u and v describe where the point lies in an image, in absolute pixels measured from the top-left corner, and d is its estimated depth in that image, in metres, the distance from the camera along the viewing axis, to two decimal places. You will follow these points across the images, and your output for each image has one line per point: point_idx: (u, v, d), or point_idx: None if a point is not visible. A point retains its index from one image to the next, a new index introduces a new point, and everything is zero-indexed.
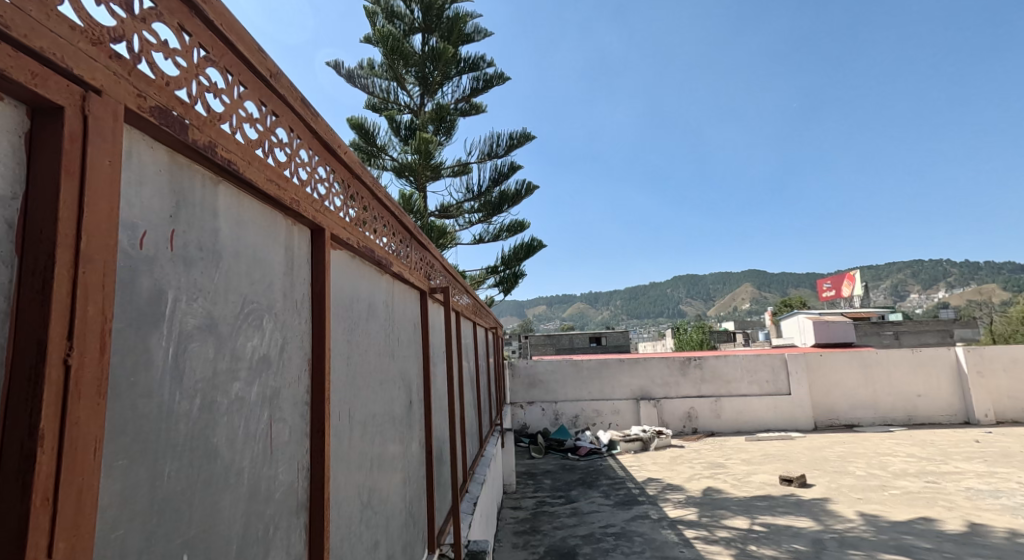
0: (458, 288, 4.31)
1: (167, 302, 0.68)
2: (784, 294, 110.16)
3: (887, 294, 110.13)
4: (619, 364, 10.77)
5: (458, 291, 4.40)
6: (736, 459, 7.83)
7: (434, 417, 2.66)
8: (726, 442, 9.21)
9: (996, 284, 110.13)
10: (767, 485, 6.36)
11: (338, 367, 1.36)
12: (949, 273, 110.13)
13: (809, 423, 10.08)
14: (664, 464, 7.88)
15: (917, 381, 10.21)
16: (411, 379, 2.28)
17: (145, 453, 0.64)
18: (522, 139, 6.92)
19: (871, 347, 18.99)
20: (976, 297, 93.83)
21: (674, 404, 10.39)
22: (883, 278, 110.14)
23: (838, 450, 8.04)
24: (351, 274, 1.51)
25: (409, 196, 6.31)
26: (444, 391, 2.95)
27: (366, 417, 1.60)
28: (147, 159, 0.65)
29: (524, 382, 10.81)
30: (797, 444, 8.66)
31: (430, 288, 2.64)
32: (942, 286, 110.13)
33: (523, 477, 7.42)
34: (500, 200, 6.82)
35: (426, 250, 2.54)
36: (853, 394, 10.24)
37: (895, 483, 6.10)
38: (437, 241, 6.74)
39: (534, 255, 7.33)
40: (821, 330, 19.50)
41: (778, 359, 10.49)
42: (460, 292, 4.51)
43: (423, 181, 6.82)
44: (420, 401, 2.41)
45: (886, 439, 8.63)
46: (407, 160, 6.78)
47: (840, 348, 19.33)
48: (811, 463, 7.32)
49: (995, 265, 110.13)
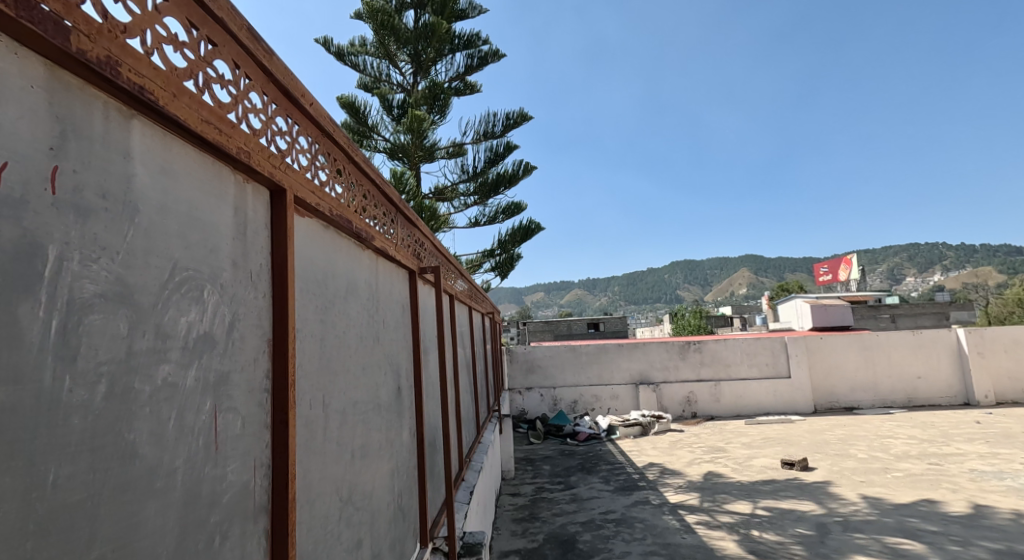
0: (452, 271, 4.15)
1: (47, 260, 0.53)
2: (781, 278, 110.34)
3: (883, 277, 110.34)
4: (618, 348, 10.67)
5: (452, 274, 4.24)
6: (736, 443, 7.75)
7: (426, 404, 2.51)
8: (726, 426, 9.15)
9: (992, 266, 110.39)
10: (768, 469, 6.28)
11: (309, 350, 1.22)
12: (945, 256, 110.31)
13: (808, 406, 10.01)
14: (664, 448, 7.81)
15: (917, 363, 10.13)
16: (400, 364, 2.14)
17: (9, 457, 0.49)
18: (518, 119, 6.72)
19: (868, 330, 18.94)
20: (972, 279, 94.10)
21: (674, 389, 10.31)
22: (880, 262, 110.26)
23: (839, 433, 7.96)
24: (324, 246, 1.35)
25: (401, 176, 6.11)
26: (436, 379, 2.82)
27: (346, 405, 1.45)
28: (8, 67, 0.51)
29: (522, 367, 10.72)
30: (797, 427, 8.59)
31: (419, 268, 2.49)
32: (939, 268, 110.36)
33: (522, 464, 7.34)
34: (496, 181, 6.62)
35: (414, 227, 2.37)
36: (853, 376, 10.16)
37: (898, 465, 6.02)
38: (431, 224, 6.56)
39: (531, 237, 7.15)
40: (819, 313, 19.41)
41: (778, 342, 10.39)
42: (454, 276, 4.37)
43: (416, 162, 6.62)
44: (410, 388, 2.27)
45: (886, 422, 8.56)
46: (399, 140, 6.57)
47: (837, 331, 19.31)
48: (813, 447, 7.25)
49: (991, 248, 110.30)
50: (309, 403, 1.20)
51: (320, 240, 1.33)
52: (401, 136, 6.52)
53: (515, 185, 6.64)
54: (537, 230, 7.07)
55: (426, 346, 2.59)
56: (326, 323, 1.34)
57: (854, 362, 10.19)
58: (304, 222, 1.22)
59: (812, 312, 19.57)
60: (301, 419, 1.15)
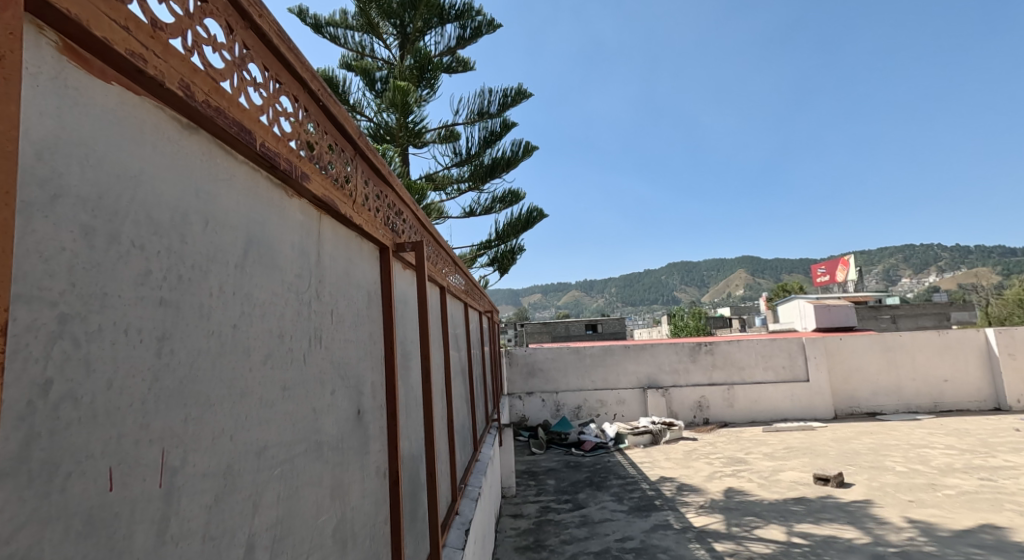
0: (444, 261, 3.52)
1: None
2: (779, 279, 110.05)
3: (882, 279, 110.16)
4: (624, 350, 10.06)
5: (445, 264, 3.62)
6: (757, 454, 7.15)
7: (403, 426, 1.86)
8: (742, 434, 8.56)
9: (990, 267, 110.27)
10: (799, 486, 5.65)
11: (112, 365, 0.57)
12: (943, 257, 110.15)
13: (828, 412, 9.44)
14: (678, 461, 7.18)
15: (944, 366, 9.53)
16: (364, 377, 1.50)
17: None
18: (517, 96, 6.10)
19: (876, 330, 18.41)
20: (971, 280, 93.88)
21: (684, 393, 9.73)
22: (877, 263, 110.12)
23: (867, 443, 7.36)
24: (179, 161, 0.71)
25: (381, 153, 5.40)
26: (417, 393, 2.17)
27: (235, 459, 0.80)
28: None
29: (522, 371, 10.10)
30: (821, 435, 7.98)
31: (395, 245, 1.85)
32: (938, 270, 110.15)
33: (523, 479, 6.71)
34: (493, 165, 5.98)
35: (386, 187, 1.74)
36: (876, 380, 9.56)
37: (946, 481, 5.40)
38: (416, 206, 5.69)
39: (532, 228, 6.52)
40: (823, 314, 18.87)
41: (795, 343, 9.80)
42: (447, 268, 3.76)
43: (404, 144, 5.97)
44: (380, 408, 1.63)
45: (916, 429, 7.95)
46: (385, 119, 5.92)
47: (842, 331, 18.85)
48: (843, 459, 6.64)
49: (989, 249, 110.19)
50: (109, 477, 0.55)
51: (162, 145, 0.68)
52: (386, 114, 5.87)
53: (514, 168, 5.99)
54: (539, 219, 6.44)
55: (403, 350, 1.93)
56: (180, 307, 0.69)
57: (877, 364, 9.59)
58: (94, 85, 0.58)
59: (817, 314, 19.07)
60: (67, 520, 0.50)
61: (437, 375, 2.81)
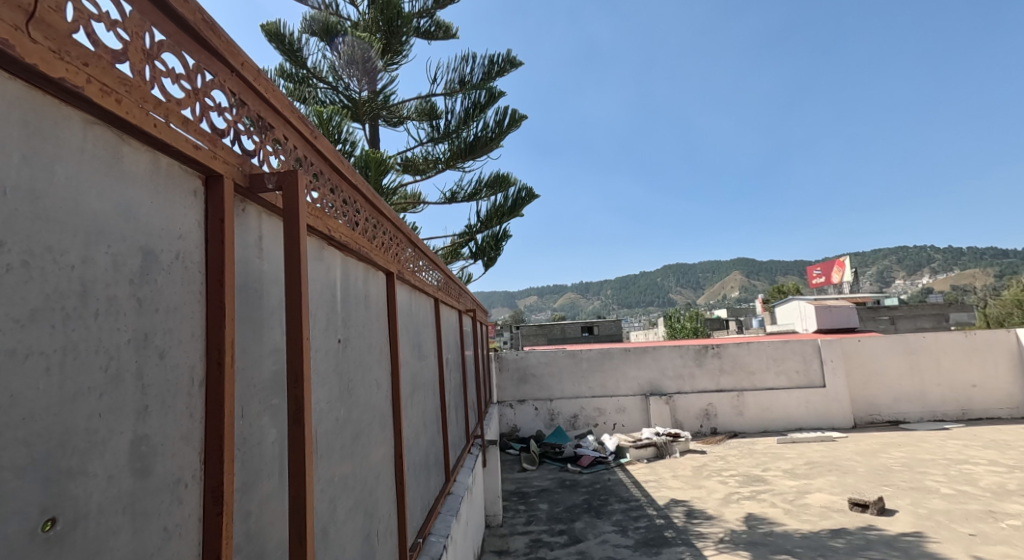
0: (402, 246, 2.72)
1: None
2: (774, 279, 110.12)
3: (876, 280, 110.24)
4: (624, 354, 9.30)
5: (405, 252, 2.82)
6: (776, 471, 6.36)
7: (255, 499, 1.03)
8: (755, 446, 7.78)
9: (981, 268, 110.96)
10: (832, 513, 4.83)
11: None
12: (934, 259, 110.72)
13: (847, 421, 8.68)
14: (687, 479, 6.40)
15: (972, 370, 8.79)
16: (101, 435, 0.68)
17: None
18: (504, 64, 5.28)
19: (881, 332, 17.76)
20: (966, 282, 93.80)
21: (690, 400, 8.95)
22: (871, 264, 110.37)
23: (897, 457, 6.59)
24: None
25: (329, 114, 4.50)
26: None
27: None
28: None
29: (513, 377, 9.29)
30: (843, 448, 7.20)
31: (244, 182, 1.03)
32: (932, 272, 110.32)
33: (511, 502, 5.90)
34: (475, 142, 5.14)
35: (215, 62, 0.94)
36: (897, 385, 8.83)
37: (1007, 508, 4.60)
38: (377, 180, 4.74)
39: (520, 215, 5.68)
40: (823, 315, 18.18)
41: (809, 345, 9.06)
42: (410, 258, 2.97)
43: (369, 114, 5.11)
44: (170, 488, 0.80)
45: (949, 441, 7.19)
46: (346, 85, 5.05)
47: (845, 333, 18.23)
48: (876, 478, 5.85)
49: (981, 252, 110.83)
50: None
51: None
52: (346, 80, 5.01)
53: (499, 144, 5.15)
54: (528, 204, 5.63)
55: (261, 364, 1.09)
56: None
57: (898, 369, 8.86)
58: None
59: (817, 315, 18.40)
60: None
61: (372, 396, 1.96)
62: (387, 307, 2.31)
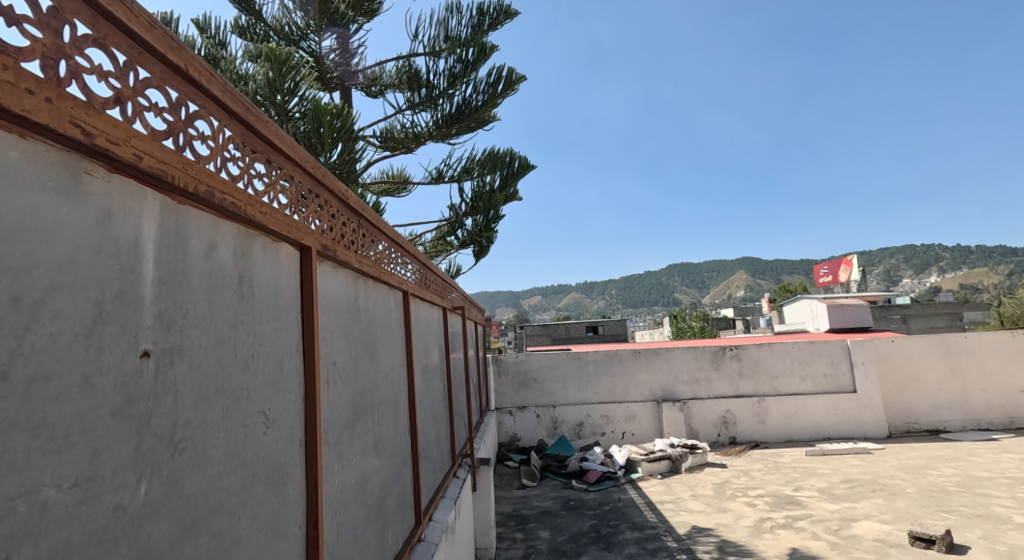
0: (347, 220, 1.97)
1: None
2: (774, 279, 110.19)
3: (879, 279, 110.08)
4: (634, 356, 8.51)
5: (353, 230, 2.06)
6: (811, 491, 5.58)
7: None
8: (781, 460, 7.00)
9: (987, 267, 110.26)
10: (889, 549, 4.05)
11: None
12: (938, 258, 110.32)
13: (880, 430, 7.90)
14: (709, 500, 5.61)
15: (1020, 374, 7.98)
16: None
17: None
18: (497, 15, 4.55)
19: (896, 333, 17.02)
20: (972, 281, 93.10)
21: (706, 407, 8.17)
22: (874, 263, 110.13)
23: (949, 475, 5.79)
24: None
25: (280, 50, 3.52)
26: None
27: None
28: None
29: (512, 382, 8.53)
30: (883, 463, 6.41)
31: None
32: (936, 270, 109.88)
33: (508, 528, 5.14)
34: (461, 108, 4.38)
35: None
36: (936, 391, 8.03)
37: None
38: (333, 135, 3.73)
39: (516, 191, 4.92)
40: (836, 315, 17.33)
41: (837, 347, 8.26)
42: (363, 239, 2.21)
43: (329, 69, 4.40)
44: None
45: (1003, 454, 6.39)
46: (301, 28, 4.14)
47: (860, 333, 17.38)
48: (932, 501, 5.05)
49: (987, 251, 110.14)
50: None
51: None
52: (301, 21, 4.11)
53: (490, 107, 4.40)
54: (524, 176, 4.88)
55: None
56: None
57: (937, 373, 8.07)
58: None
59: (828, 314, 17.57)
60: None
61: (254, 448, 1.21)
62: (301, 306, 1.55)
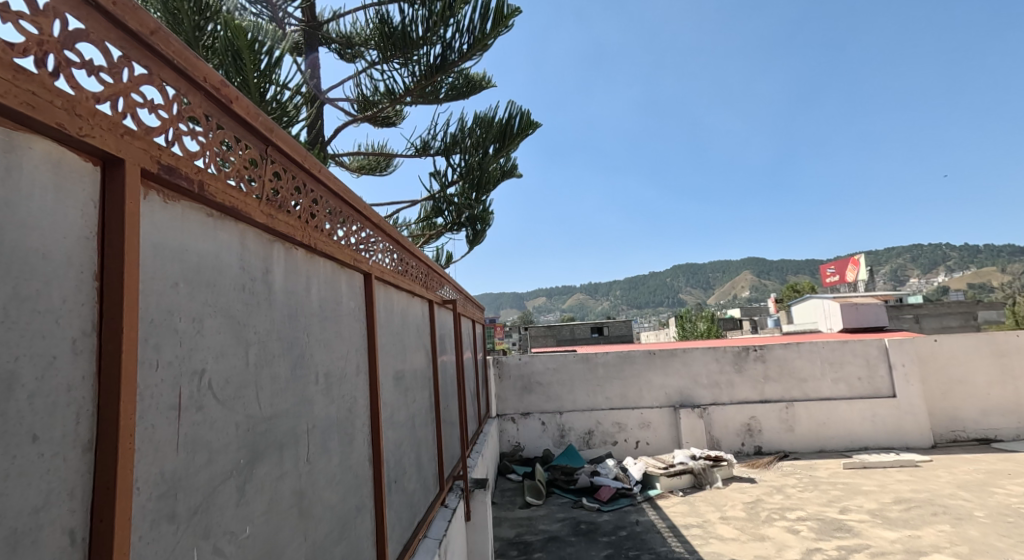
0: (250, 154, 1.26)
1: None
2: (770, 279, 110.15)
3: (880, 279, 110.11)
4: (648, 358, 7.74)
5: (269, 174, 1.34)
6: (860, 515, 4.82)
7: None
8: (817, 474, 6.23)
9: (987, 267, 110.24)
10: None
11: None
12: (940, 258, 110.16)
13: (924, 439, 7.12)
14: (742, 525, 4.84)
15: None
16: None
17: None
18: None
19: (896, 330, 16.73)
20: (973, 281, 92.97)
21: (728, 413, 7.41)
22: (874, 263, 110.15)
23: (1021, 495, 5.00)
24: None
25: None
26: None
27: None
28: None
29: (515, 386, 7.77)
30: (937, 479, 5.64)
31: None
32: (937, 270, 109.99)
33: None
34: (443, 58, 3.75)
35: None
36: (984, 395, 7.25)
37: None
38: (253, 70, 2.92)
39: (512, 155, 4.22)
40: (849, 312, 16.50)
41: (874, 347, 7.47)
42: (292, 193, 1.49)
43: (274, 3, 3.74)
44: None
45: None
46: None
47: (873, 332, 16.56)
48: (1011, 528, 4.27)
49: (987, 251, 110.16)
50: None
51: None
52: None
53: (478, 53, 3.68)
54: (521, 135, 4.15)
55: None
56: None
57: (986, 375, 7.28)
58: None
59: (842, 313, 16.75)
60: None
61: None
62: (97, 274, 0.82)
